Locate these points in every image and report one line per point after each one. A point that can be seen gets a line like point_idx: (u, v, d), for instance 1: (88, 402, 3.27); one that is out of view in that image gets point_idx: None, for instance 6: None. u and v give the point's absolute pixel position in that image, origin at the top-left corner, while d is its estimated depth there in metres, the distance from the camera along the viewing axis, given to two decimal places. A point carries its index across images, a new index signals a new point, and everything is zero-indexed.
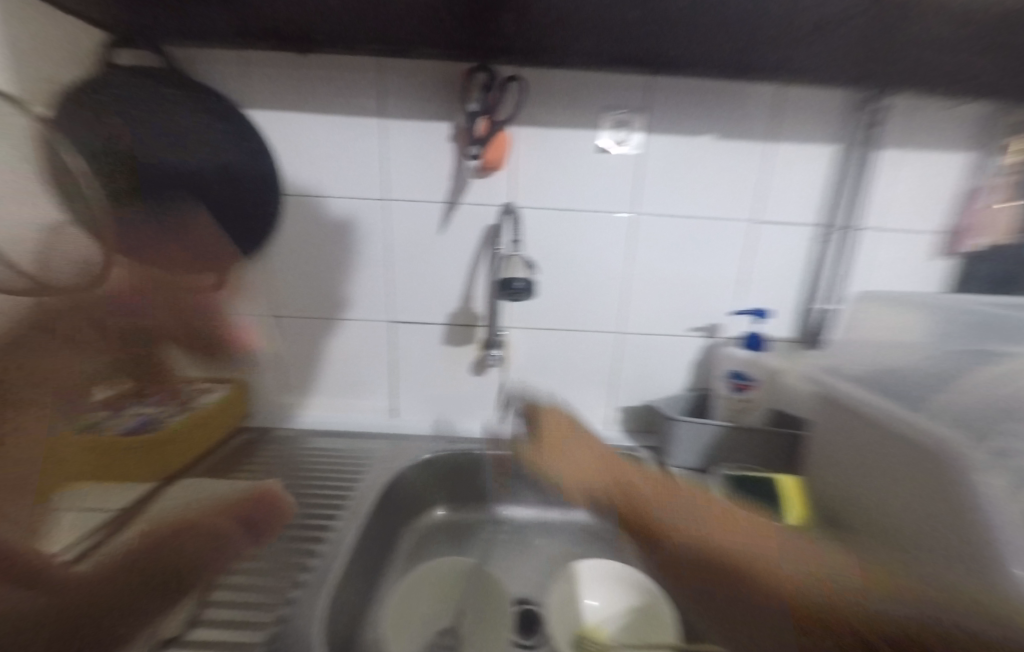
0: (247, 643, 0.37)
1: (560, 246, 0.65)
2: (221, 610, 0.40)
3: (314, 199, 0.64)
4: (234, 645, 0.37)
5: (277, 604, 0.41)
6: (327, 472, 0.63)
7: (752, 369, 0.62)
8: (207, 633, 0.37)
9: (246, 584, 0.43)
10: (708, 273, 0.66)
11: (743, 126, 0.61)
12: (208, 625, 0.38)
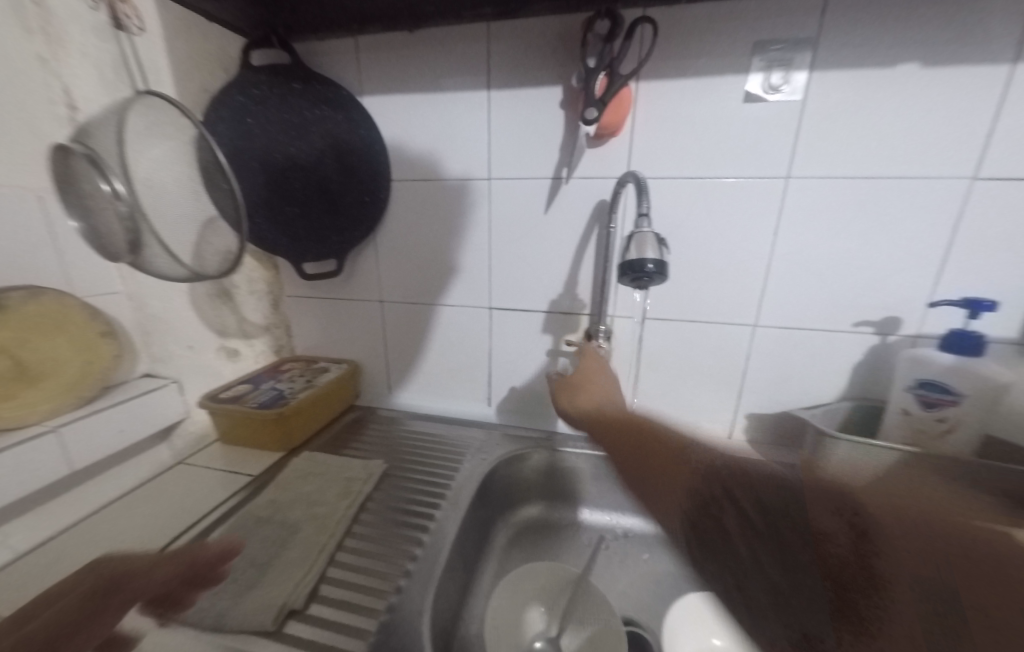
0: (358, 626, 0.37)
1: (684, 222, 0.55)
2: (337, 587, 0.41)
3: (420, 183, 0.64)
4: (347, 627, 0.37)
5: (387, 589, 0.41)
6: (429, 456, 0.64)
7: (956, 379, 0.46)
8: (325, 610, 0.39)
9: (358, 563, 0.44)
10: (891, 251, 0.51)
11: (972, 43, 0.43)
12: (326, 601, 0.40)
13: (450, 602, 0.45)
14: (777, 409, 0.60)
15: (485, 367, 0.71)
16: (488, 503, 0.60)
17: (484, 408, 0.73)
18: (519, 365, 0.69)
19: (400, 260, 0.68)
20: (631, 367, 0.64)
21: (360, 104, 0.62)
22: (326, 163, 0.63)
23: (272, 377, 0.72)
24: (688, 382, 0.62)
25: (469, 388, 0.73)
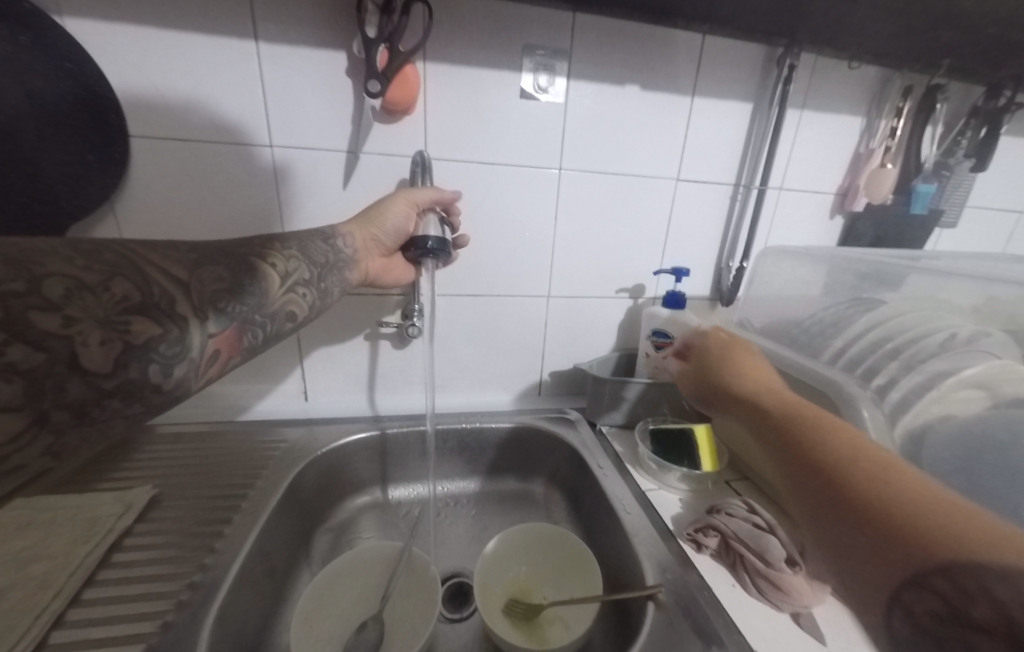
0: None
1: (483, 204, 0.60)
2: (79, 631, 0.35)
3: (174, 144, 0.51)
4: None
5: (154, 621, 0.36)
6: (226, 467, 0.55)
7: (672, 327, 0.63)
8: None
9: (117, 597, 0.38)
10: (634, 233, 0.66)
11: (668, 78, 0.59)
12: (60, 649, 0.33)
13: (246, 616, 0.42)
14: (570, 365, 0.72)
15: (295, 359, 0.64)
16: (303, 503, 0.55)
17: (300, 403, 0.67)
18: (335, 352, 0.64)
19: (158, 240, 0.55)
20: (449, 342, 0.67)
21: (63, 30, 0.45)
22: (11, 107, 0.46)
23: None
24: (500, 351, 0.69)
25: (277, 384, 0.65)
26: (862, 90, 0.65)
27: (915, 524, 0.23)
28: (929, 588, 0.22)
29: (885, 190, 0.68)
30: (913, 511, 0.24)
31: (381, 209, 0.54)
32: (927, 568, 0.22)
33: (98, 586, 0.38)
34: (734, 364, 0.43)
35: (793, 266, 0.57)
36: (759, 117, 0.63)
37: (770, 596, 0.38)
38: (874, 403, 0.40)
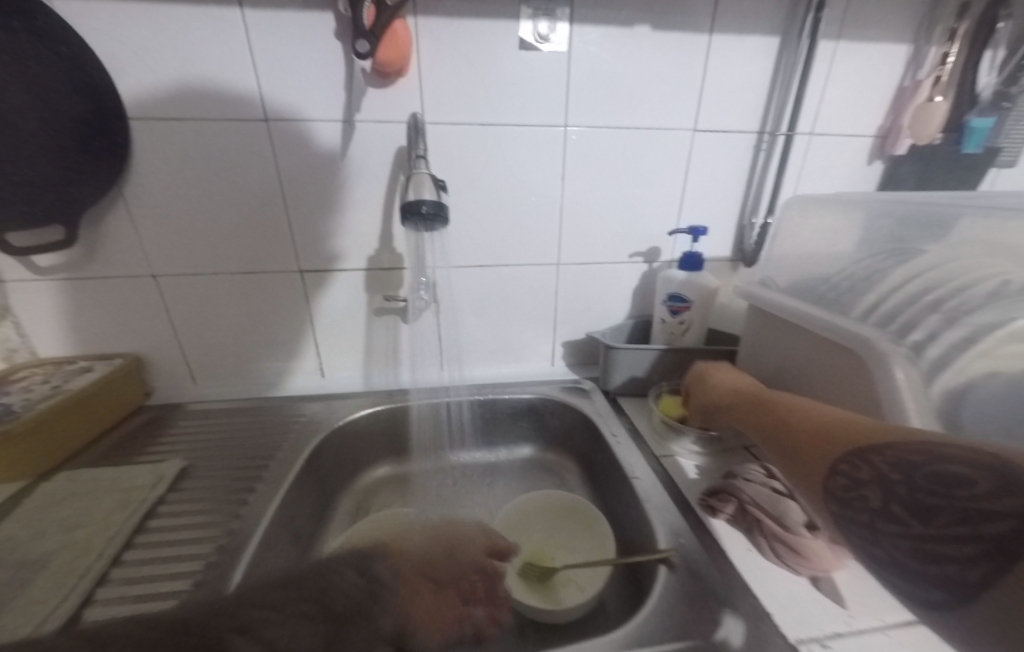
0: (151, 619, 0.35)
1: (485, 169, 0.57)
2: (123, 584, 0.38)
3: (171, 122, 0.51)
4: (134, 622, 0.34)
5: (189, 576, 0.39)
6: (249, 440, 0.58)
7: (689, 289, 0.60)
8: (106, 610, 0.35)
9: (154, 556, 0.40)
10: (647, 191, 0.62)
11: (683, 14, 0.53)
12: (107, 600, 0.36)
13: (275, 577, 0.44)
14: (583, 334, 0.71)
15: (309, 336, 0.65)
16: (322, 473, 0.57)
17: (317, 379, 0.68)
18: (347, 328, 0.65)
19: (166, 222, 0.56)
20: (458, 315, 0.66)
21: (50, 12, 0.45)
22: (12, 94, 0.46)
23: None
24: (510, 322, 0.68)
25: (293, 361, 0.66)
26: (909, 12, 0.57)
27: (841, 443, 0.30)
28: (844, 476, 0.29)
29: (933, 127, 0.59)
30: (839, 437, 0.31)
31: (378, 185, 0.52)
32: (851, 454, 0.29)
33: (138, 546, 0.41)
34: (710, 379, 0.49)
35: (819, 220, 0.51)
36: (788, 53, 0.57)
37: (789, 559, 0.37)
38: (906, 361, 0.37)
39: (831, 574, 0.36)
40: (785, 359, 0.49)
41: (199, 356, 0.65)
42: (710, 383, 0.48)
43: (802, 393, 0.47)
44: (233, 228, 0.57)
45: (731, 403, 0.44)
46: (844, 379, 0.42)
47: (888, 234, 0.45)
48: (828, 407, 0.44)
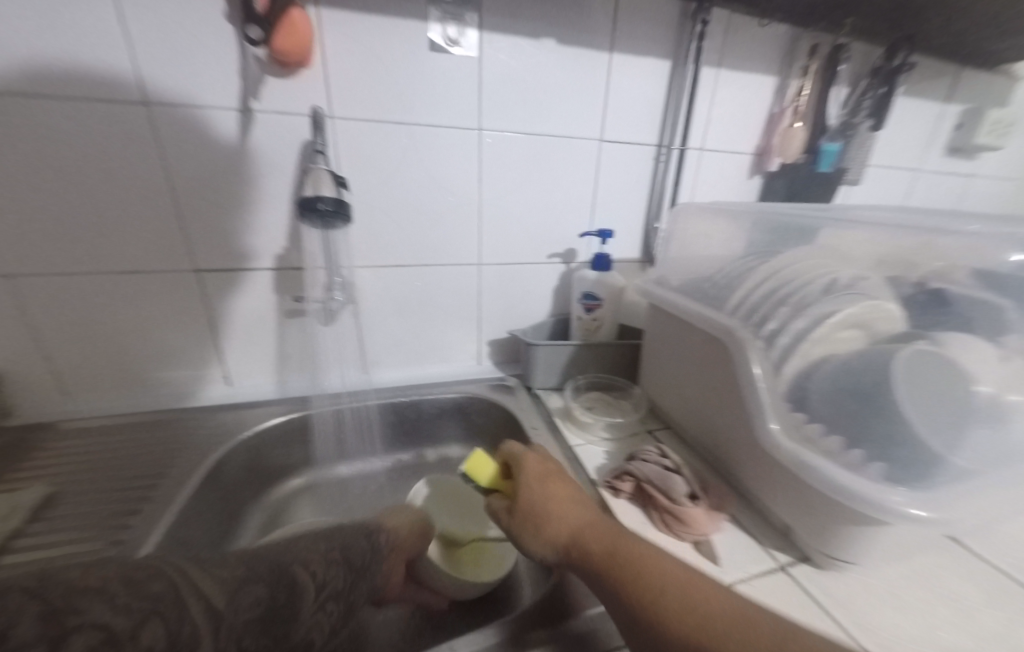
0: None
1: (401, 168, 0.57)
2: None
3: (24, 101, 0.44)
4: None
5: None
6: (135, 459, 0.52)
7: (599, 288, 0.64)
8: None
9: None
10: (561, 196, 0.66)
11: (585, 32, 0.57)
12: None
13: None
14: (506, 333, 0.72)
15: (209, 341, 0.60)
16: (223, 488, 0.53)
17: (220, 388, 0.63)
18: (253, 332, 0.61)
19: (21, 215, 0.48)
20: (378, 316, 0.65)
21: None
22: None
23: None
24: (433, 323, 0.68)
25: (190, 369, 0.61)
26: (774, 48, 0.66)
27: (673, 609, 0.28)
28: None
29: (795, 150, 0.70)
30: (667, 602, 0.29)
31: None
32: None
33: None
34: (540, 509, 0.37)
35: (709, 225, 0.57)
36: (678, 75, 0.63)
37: (674, 528, 0.41)
38: (764, 347, 0.43)
39: (710, 538, 0.40)
40: (677, 349, 0.55)
41: (71, 367, 0.57)
42: (534, 513, 0.37)
43: (691, 380, 0.53)
44: (109, 222, 0.51)
45: (557, 546, 0.35)
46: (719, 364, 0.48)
47: (761, 239, 0.52)
48: (709, 390, 0.50)
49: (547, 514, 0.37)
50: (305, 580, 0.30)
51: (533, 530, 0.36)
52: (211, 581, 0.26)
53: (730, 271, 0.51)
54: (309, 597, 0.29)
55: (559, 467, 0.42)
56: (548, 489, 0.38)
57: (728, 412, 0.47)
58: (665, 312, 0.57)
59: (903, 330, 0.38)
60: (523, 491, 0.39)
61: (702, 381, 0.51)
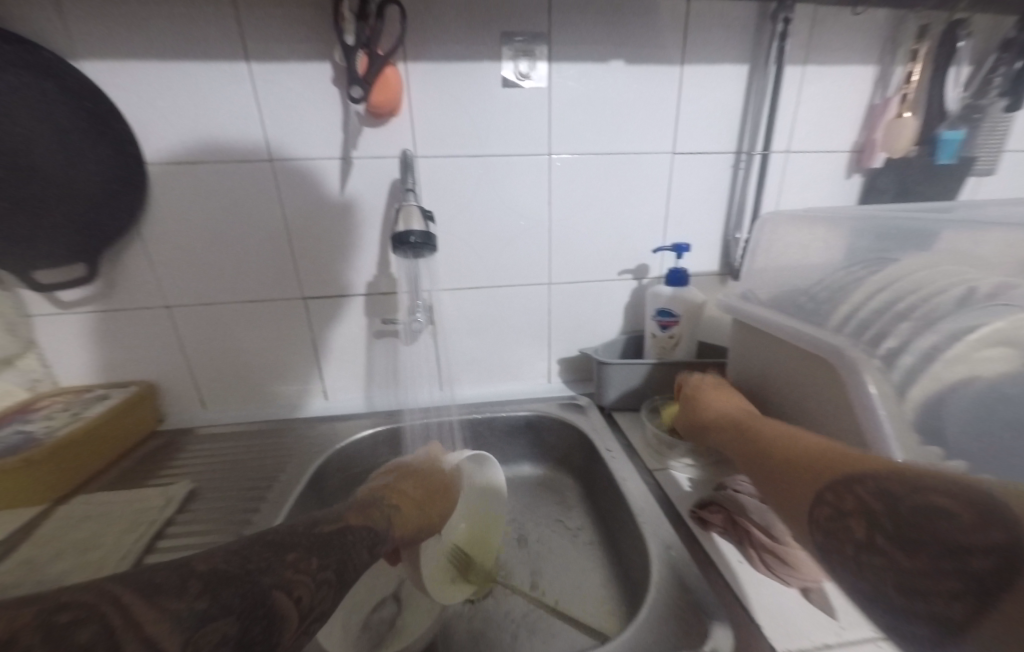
0: None
1: (476, 197, 0.61)
2: None
3: (185, 167, 0.56)
4: None
5: None
6: (254, 463, 0.60)
7: (676, 304, 0.62)
8: None
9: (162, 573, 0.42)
10: (632, 212, 0.65)
11: (654, 49, 0.57)
12: None
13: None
14: (578, 351, 0.72)
15: (312, 359, 0.68)
16: (322, 493, 0.59)
17: (320, 402, 0.71)
18: (348, 351, 0.68)
19: (181, 257, 0.60)
20: (456, 335, 0.68)
21: (79, 74, 0.50)
22: (42, 146, 0.51)
23: (16, 420, 0.57)
24: (506, 342, 0.70)
25: (297, 384, 0.69)
26: (873, 35, 0.60)
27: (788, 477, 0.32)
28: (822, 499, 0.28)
29: (905, 141, 0.63)
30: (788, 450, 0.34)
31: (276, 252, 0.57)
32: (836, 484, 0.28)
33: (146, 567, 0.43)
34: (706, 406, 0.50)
35: (801, 233, 0.52)
36: (758, 78, 0.60)
37: (777, 570, 0.37)
38: (880, 368, 0.37)
39: (823, 585, 0.35)
40: (768, 369, 0.51)
41: (209, 381, 0.68)
42: (699, 406, 0.50)
43: (788, 402, 0.48)
44: (240, 259, 0.61)
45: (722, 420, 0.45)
46: (822, 386, 0.43)
47: (869, 245, 0.46)
48: (812, 415, 0.45)
49: (717, 402, 0.49)
50: (284, 604, 0.25)
51: (698, 418, 0.49)
52: (163, 616, 0.21)
53: (830, 282, 0.47)
54: (288, 628, 0.25)
55: (740, 396, 0.52)
56: (723, 401, 0.49)
57: (838, 440, 0.41)
58: (752, 329, 0.52)
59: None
60: (689, 403, 0.52)
61: (802, 405, 0.46)
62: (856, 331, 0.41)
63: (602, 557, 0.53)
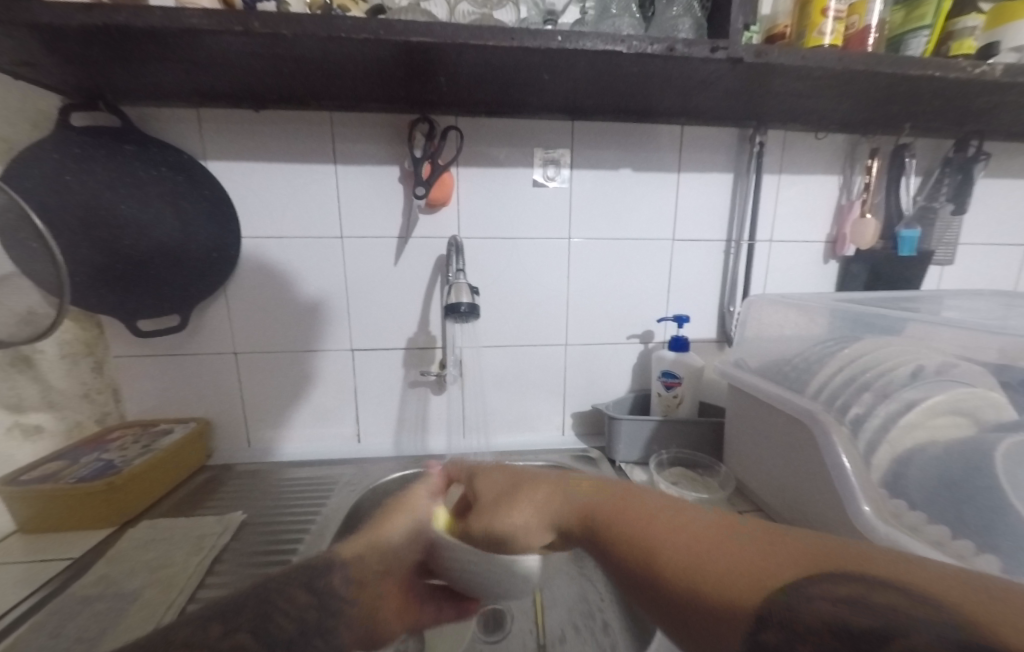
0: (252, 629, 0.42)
1: (506, 270, 0.72)
2: None
3: (271, 240, 0.68)
4: None
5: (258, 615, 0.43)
6: (294, 499, 0.66)
7: (678, 368, 0.70)
8: None
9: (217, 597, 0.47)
10: (638, 285, 0.75)
11: (656, 160, 0.71)
12: None
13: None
14: (590, 406, 0.79)
15: (351, 404, 0.75)
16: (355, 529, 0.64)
17: (353, 445, 0.77)
18: (384, 398, 0.76)
19: (253, 312, 0.70)
20: (482, 387, 0.76)
21: (205, 169, 0.65)
22: (164, 222, 0.64)
23: (95, 449, 0.65)
24: (526, 395, 0.78)
25: (336, 428, 0.76)
26: (835, 154, 0.74)
27: (759, 565, 0.23)
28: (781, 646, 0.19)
29: (870, 237, 0.74)
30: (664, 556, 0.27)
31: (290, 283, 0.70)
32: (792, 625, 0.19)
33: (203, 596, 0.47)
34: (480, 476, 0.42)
35: (784, 314, 0.61)
36: (741, 183, 0.73)
37: None
38: (849, 435, 0.45)
39: None
40: (759, 428, 0.57)
41: (257, 420, 0.75)
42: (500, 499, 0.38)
43: (777, 459, 0.54)
44: (302, 316, 0.71)
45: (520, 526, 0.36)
46: (801, 446, 0.50)
47: (843, 328, 0.55)
48: (795, 472, 0.51)
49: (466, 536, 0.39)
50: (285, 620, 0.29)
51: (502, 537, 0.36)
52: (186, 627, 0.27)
53: (808, 353, 0.55)
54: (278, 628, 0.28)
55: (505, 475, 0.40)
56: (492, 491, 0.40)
57: (816, 494, 0.47)
58: (744, 393, 0.60)
59: (1014, 418, 0.37)
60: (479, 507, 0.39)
61: (786, 463, 0.52)
62: (826, 399, 0.49)
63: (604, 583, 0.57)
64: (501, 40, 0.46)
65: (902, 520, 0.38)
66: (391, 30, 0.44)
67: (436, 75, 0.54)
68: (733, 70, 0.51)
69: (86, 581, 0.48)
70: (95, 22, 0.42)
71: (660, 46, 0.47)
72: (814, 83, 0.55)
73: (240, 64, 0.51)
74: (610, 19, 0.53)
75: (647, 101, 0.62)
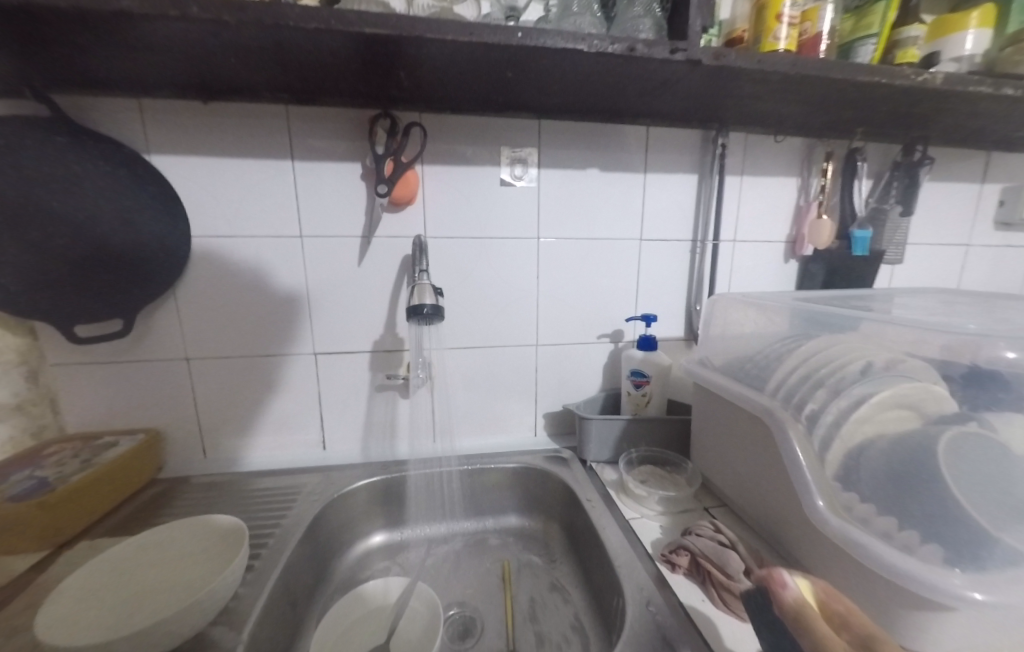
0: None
1: (475, 270, 0.71)
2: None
3: (225, 240, 0.65)
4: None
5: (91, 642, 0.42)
6: (255, 507, 0.63)
7: (646, 367, 0.71)
8: None
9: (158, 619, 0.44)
10: (608, 285, 0.76)
11: (623, 160, 0.71)
12: None
13: (271, 617, 0.47)
14: (561, 406, 0.79)
15: (314, 411, 0.73)
16: (320, 545, 0.60)
17: (318, 452, 0.74)
18: (350, 403, 0.73)
19: (205, 314, 0.67)
20: (451, 388, 0.75)
21: (149, 164, 0.61)
22: (103, 219, 0.60)
23: (27, 465, 0.60)
24: (496, 397, 0.77)
25: (299, 435, 0.73)
26: (793, 157, 0.76)
27: None
28: None
29: (826, 237, 0.76)
30: None
31: (246, 283, 0.66)
32: None
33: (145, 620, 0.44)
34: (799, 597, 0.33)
35: (746, 313, 0.61)
36: (705, 184, 0.75)
37: (734, 606, 0.41)
38: (807, 430, 0.46)
39: None
40: (725, 425, 0.58)
41: (215, 431, 0.71)
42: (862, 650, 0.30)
43: (740, 456, 0.55)
44: (259, 319, 0.68)
45: None
46: (763, 441, 0.51)
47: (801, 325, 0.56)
48: (760, 467, 0.52)
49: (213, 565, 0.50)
50: None
51: None
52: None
53: (768, 351, 0.56)
54: None
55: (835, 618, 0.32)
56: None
57: (780, 489, 0.48)
58: (710, 391, 0.61)
59: (956, 410, 0.39)
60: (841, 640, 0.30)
61: (750, 459, 0.53)
62: (788, 399, 0.50)
63: (573, 581, 0.59)
64: (460, 35, 0.45)
65: (854, 513, 0.40)
66: (343, 20, 0.42)
67: (395, 69, 0.52)
68: (692, 72, 0.52)
69: (12, 611, 0.45)
70: (8, 1, 0.38)
71: (619, 46, 0.47)
72: (770, 87, 0.56)
73: (181, 52, 0.48)
74: (572, 17, 0.53)
75: (611, 101, 0.62)
